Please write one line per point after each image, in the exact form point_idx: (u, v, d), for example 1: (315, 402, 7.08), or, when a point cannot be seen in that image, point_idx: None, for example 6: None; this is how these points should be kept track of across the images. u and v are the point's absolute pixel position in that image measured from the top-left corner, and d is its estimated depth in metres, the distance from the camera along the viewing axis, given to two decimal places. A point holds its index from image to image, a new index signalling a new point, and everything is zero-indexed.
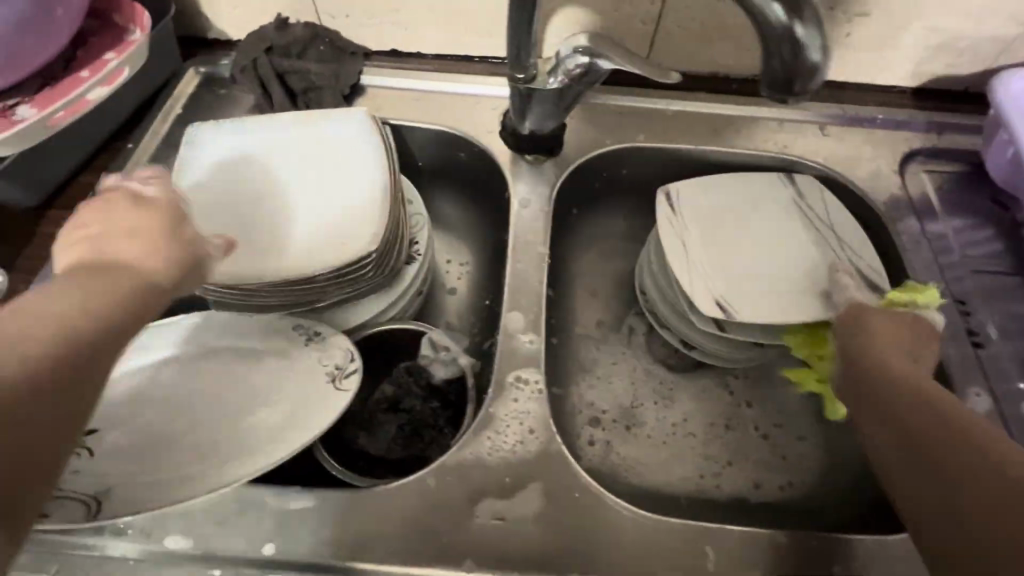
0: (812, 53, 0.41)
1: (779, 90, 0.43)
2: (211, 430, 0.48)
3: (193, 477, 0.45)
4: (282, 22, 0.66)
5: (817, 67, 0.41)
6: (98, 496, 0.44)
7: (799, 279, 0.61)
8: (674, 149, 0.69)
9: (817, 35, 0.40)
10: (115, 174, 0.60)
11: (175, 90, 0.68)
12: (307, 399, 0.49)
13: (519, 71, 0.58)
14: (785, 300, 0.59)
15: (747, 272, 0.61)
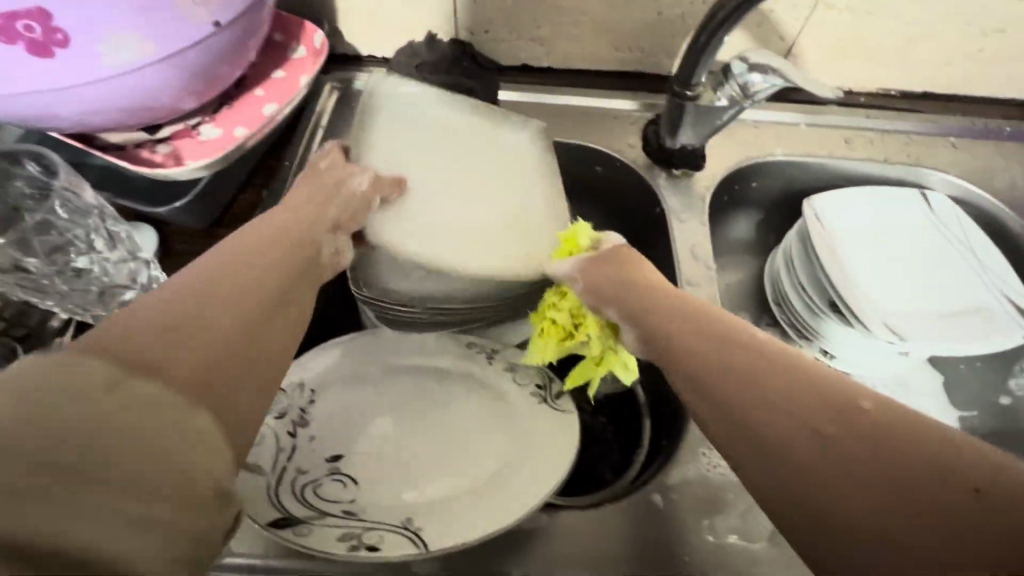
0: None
1: None
2: (447, 460, 0.47)
3: (457, 504, 0.43)
4: (432, 39, 0.66)
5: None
6: (410, 526, 0.41)
7: (953, 302, 0.63)
8: (809, 163, 0.71)
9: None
10: (278, 192, 0.59)
11: (319, 108, 0.68)
12: (541, 425, 0.47)
13: (687, 88, 0.59)
14: (941, 322, 0.62)
15: (900, 292, 0.64)
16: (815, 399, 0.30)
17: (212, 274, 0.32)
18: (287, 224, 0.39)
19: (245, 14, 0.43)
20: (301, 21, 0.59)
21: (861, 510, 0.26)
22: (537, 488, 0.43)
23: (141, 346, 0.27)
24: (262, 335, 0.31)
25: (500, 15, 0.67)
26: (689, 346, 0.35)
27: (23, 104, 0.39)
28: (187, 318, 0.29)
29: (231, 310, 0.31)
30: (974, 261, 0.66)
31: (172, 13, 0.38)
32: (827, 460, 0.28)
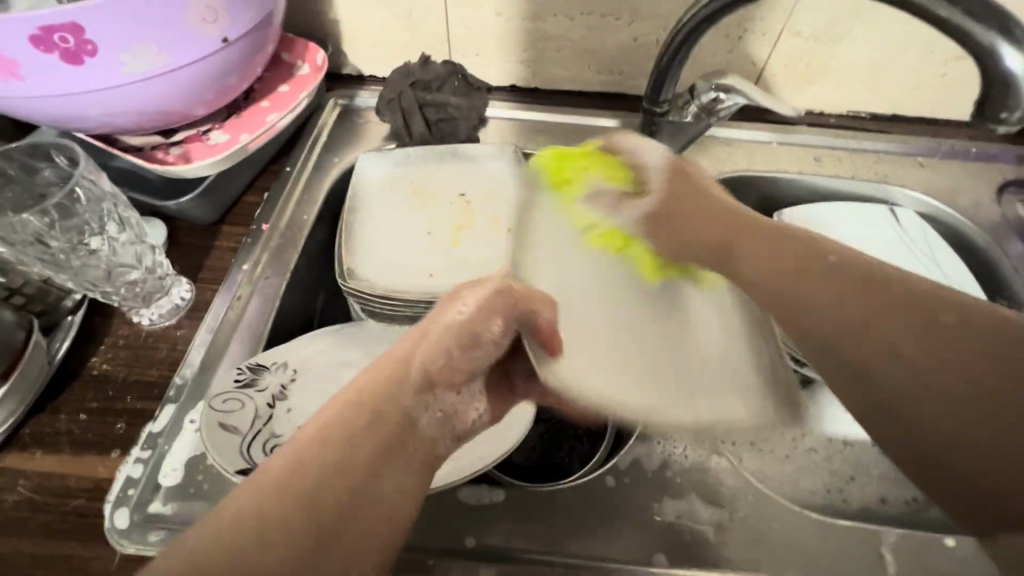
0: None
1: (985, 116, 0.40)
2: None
3: None
4: (425, 59, 0.72)
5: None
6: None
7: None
8: (780, 179, 0.74)
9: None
10: (278, 194, 0.65)
11: (321, 121, 0.74)
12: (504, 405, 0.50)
13: (657, 104, 0.64)
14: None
15: None
16: (878, 304, 0.39)
17: (332, 448, 0.35)
18: (402, 392, 0.39)
19: (251, 31, 0.49)
20: (306, 42, 0.66)
21: (949, 420, 0.35)
22: (490, 455, 0.47)
23: (248, 516, 0.31)
24: (386, 467, 0.36)
25: (490, 41, 0.73)
26: (782, 267, 0.44)
27: (54, 105, 0.45)
28: (300, 500, 0.32)
29: (342, 505, 0.33)
30: (937, 272, 0.68)
31: (187, 29, 0.45)
32: (945, 414, 0.36)
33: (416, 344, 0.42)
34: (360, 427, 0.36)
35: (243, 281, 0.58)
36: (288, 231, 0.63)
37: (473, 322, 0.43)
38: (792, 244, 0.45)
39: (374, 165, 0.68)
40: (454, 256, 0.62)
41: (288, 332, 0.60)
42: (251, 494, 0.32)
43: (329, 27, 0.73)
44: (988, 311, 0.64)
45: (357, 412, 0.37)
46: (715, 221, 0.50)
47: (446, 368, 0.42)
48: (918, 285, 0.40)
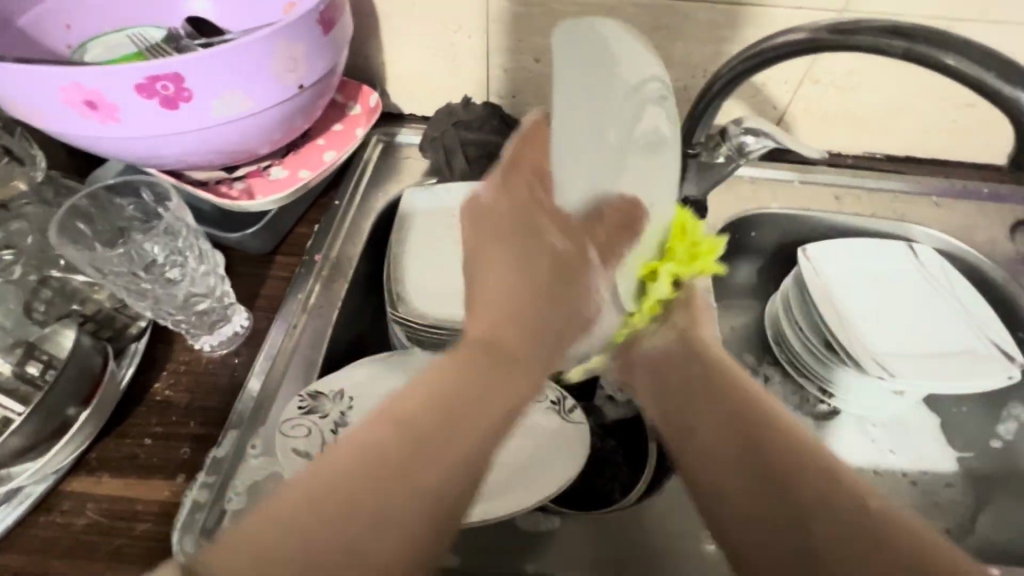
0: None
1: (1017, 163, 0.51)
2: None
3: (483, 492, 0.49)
4: (467, 101, 0.76)
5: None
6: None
7: (944, 346, 0.67)
8: (802, 215, 0.78)
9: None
10: (327, 227, 0.68)
11: (365, 157, 0.78)
12: (558, 432, 0.53)
13: (689, 146, 0.68)
14: (929, 362, 0.66)
15: (885, 337, 0.69)
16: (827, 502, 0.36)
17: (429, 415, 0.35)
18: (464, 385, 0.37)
19: (324, 77, 0.53)
20: (359, 84, 0.70)
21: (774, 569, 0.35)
22: (549, 482, 0.49)
23: (326, 505, 0.31)
24: (452, 428, 0.35)
25: (528, 84, 0.78)
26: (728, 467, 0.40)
27: (144, 145, 0.48)
28: (405, 444, 0.34)
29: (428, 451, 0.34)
30: (957, 308, 0.70)
31: (271, 76, 0.48)
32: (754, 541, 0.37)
33: (481, 283, 0.43)
34: (464, 379, 0.38)
35: (296, 311, 0.60)
36: (338, 261, 0.65)
37: (569, 249, 0.42)
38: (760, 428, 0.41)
39: (424, 194, 0.71)
40: None
41: (337, 361, 0.61)
42: (370, 434, 0.34)
43: (376, 70, 0.78)
44: (1006, 343, 0.67)
45: (477, 390, 0.38)
46: (708, 391, 0.45)
47: (543, 332, 0.42)
48: (865, 511, 0.34)
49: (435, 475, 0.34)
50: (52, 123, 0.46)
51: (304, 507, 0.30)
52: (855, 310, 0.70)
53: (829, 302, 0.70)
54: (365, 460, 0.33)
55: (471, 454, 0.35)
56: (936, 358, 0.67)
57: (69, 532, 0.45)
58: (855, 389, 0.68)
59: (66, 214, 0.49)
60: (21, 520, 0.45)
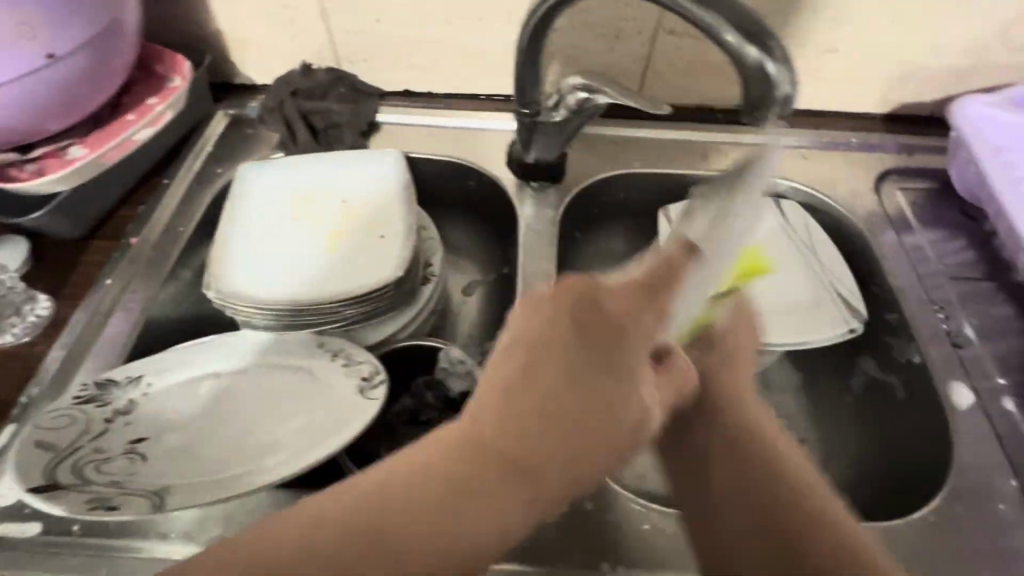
0: (783, 87, 0.44)
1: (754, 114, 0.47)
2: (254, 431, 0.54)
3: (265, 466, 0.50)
4: (307, 69, 0.73)
5: (788, 97, 0.45)
6: (160, 492, 0.48)
7: (795, 301, 0.66)
8: (668, 173, 0.75)
9: (788, 71, 0.44)
10: (153, 208, 0.65)
11: (208, 132, 0.74)
12: (347, 404, 0.53)
13: (527, 105, 0.65)
14: (787, 322, 0.64)
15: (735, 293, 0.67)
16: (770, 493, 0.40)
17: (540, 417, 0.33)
18: (489, 466, 0.33)
19: (85, 47, 0.51)
20: (176, 53, 0.66)
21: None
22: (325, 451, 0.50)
23: (396, 484, 0.33)
24: (503, 495, 0.32)
25: (374, 45, 0.73)
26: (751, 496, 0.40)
27: None
28: (449, 479, 0.32)
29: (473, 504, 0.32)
30: (810, 262, 0.69)
31: (8, 44, 0.46)
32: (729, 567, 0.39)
33: (566, 383, 0.34)
34: (483, 458, 0.33)
35: (106, 298, 0.58)
36: (161, 244, 0.63)
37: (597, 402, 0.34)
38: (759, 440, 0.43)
39: (261, 170, 0.69)
40: (341, 263, 0.64)
41: (158, 346, 0.60)
42: (453, 430, 0.34)
43: (212, 37, 0.73)
44: (853, 293, 0.65)
45: (576, 466, 0.33)
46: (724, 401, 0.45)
47: (586, 459, 0.33)
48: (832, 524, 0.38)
49: (470, 539, 0.32)
50: None
51: (379, 492, 0.32)
52: None
53: None
54: (445, 456, 0.33)
55: (547, 501, 0.33)
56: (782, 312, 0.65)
57: None
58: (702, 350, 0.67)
59: None
60: None
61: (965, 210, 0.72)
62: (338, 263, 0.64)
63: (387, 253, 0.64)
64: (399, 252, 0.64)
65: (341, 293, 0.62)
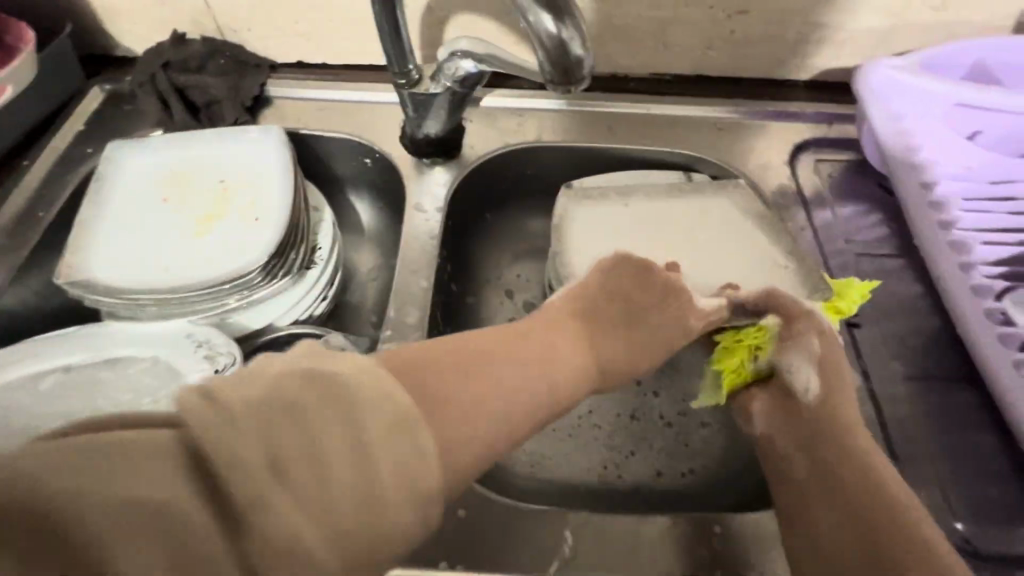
0: (575, 47, 0.46)
1: (561, 81, 0.48)
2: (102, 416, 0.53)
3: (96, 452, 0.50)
4: (180, 38, 0.67)
5: (583, 59, 0.47)
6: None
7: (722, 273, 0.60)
8: (574, 147, 0.71)
9: (578, 33, 0.46)
10: (9, 192, 0.61)
11: (79, 108, 0.69)
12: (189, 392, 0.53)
13: (404, 74, 0.60)
14: (685, 284, 0.58)
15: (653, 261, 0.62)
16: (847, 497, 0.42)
17: (473, 366, 0.39)
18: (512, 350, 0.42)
19: None
20: (24, 24, 0.61)
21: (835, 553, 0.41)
22: None
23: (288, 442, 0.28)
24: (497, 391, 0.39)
25: (253, 12, 0.68)
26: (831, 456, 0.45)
27: None
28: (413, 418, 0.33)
29: (290, 426, 0.28)
30: (737, 236, 0.64)
31: None
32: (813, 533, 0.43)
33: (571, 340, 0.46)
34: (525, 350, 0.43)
35: None
36: (15, 231, 0.59)
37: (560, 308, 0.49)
38: (827, 447, 0.46)
39: (132, 146, 0.65)
40: (210, 247, 0.60)
41: (12, 338, 0.57)
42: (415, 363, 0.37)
43: (76, 6, 0.68)
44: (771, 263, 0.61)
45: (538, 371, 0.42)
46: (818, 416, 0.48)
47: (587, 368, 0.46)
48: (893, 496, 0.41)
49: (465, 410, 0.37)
50: None
51: (278, 428, 0.27)
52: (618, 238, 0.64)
53: (593, 236, 0.64)
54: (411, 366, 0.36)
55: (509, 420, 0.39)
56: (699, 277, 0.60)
57: None
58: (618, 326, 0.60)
59: None
60: None
61: (883, 182, 0.69)
62: (216, 245, 0.60)
63: (259, 235, 0.60)
64: (272, 233, 0.60)
65: (206, 277, 0.58)
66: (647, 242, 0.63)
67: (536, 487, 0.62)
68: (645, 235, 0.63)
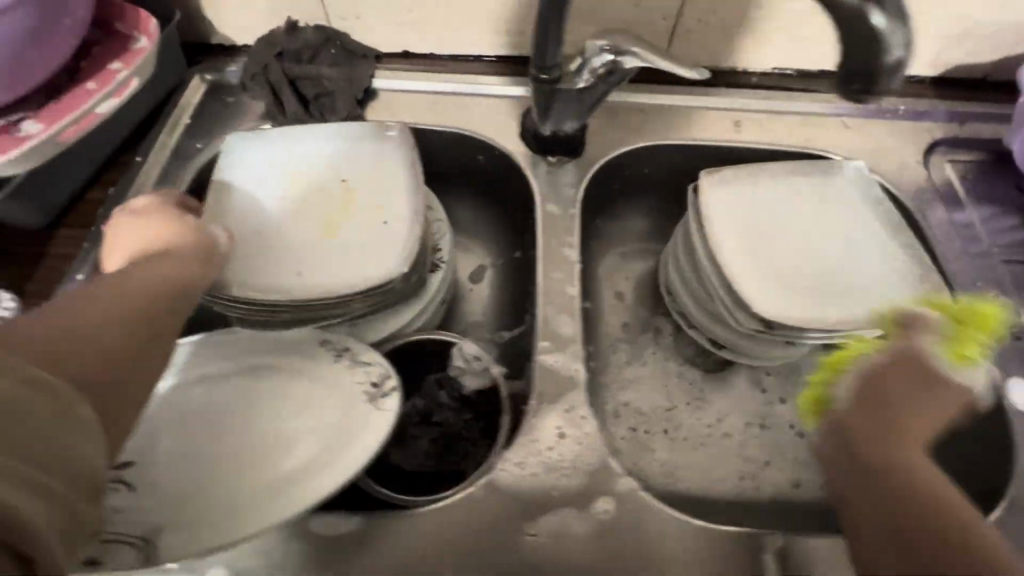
0: (895, 49, 0.40)
1: (858, 90, 0.43)
2: (275, 452, 0.47)
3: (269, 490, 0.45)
4: (293, 25, 0.64)
5: (900, 64, 0.41)
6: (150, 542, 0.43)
7: (859, 274, 0.60)
8: (697, 146, 0.68)
9: (903, 33, 0.40)
10: (125, 190, 0.58)
11: (183, 100, 0.65)
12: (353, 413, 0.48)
13: (545, 70, 0.56)
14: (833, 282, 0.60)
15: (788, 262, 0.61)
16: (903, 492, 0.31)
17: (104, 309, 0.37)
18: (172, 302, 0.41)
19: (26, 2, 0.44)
20: (139, 9, 0.57)
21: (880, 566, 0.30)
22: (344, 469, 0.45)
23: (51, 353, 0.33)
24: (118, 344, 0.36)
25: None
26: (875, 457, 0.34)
27: None
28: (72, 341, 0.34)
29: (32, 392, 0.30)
30: (869, 233, 0.63)
31: None
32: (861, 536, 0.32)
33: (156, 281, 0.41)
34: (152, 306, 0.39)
35: None
36: None
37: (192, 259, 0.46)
38: (860, 442, 0.35)
39: (249, 138, 0.61)
40: (343, 251, 0.57)
41: None
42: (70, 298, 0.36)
43: None
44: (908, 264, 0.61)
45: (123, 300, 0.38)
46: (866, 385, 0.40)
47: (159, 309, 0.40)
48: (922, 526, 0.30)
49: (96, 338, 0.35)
50: None
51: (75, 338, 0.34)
52: (753, 239, 0.62)
53: (730, 237, 0.62)
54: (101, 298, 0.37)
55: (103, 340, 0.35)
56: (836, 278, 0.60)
57: None
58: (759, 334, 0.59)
59: None
60: None
61: (1021, 184, 0.67)
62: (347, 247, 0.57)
63: (387, 245, 0.57)
64: (405, 244, 0.56)
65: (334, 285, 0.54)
66: (782, 241, 0.62)
67: (673, 497, 0.61)
68: (778, 234, 0.63)
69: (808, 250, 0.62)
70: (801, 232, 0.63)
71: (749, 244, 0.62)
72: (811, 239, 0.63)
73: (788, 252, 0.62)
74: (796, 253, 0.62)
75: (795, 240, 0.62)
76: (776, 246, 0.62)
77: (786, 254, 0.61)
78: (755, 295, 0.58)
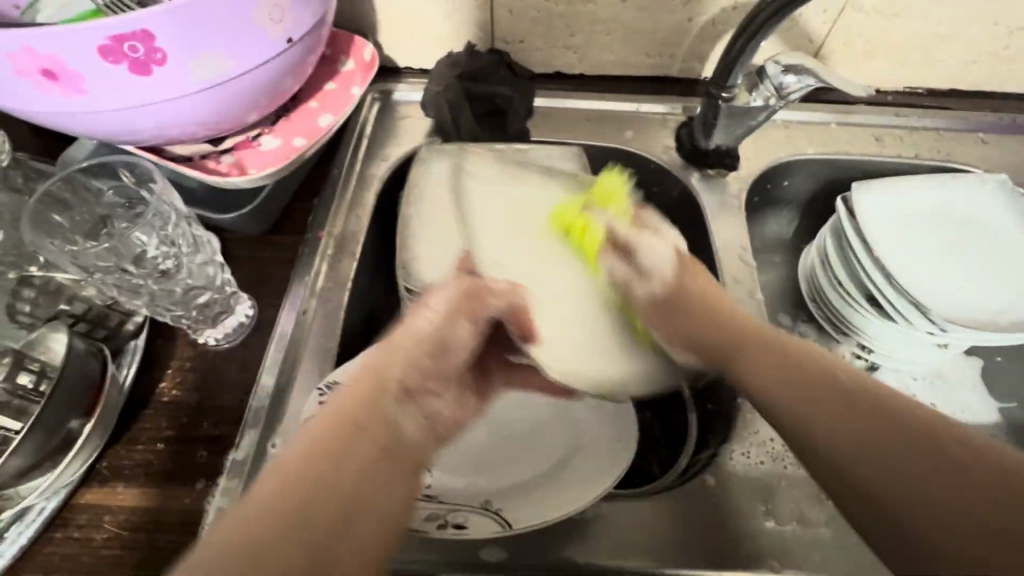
0: None
1: None
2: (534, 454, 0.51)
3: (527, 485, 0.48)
4: (471, 49, 0.69)
5: None
6: (490, 507, 0.46)
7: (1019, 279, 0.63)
8: (842, 160, 0.72)
9: None
10: (328, 199, 0.62)
11: (362, 117, 0.70)
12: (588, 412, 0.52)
13: (723, 88, 0.61)
14: (996, 285, 0.63)
15: (949, 267, 0.64)
16: (956, 500, 0.32)
17: (330, 456, 0.35)
18: (383, 402, 0.40)
19: (313, 28, 0.47)
20: (350, 36, 0.63)
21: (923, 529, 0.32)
22: (603, 467, 0.48)
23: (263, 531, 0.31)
24: (349, 513, 0.34)
25: (535, 25, 0.69)
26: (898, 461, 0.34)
27: (113, 121, 0.44)
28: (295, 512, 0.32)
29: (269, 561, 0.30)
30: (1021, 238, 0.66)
31: (256, 29, 0.43)
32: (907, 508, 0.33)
33: (376, 392, 0.40)
34: (372, 442, 0.38)
35: (306, 295, 0.55)
36: (344, 238, 0.60)
37: (406, 353, 0.43)
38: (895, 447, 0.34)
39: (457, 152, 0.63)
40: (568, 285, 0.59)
41: (351, 346, 0.58)
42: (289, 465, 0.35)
43: (364, 18, 0.68)
44: None
45: (353, 453, 0.36)
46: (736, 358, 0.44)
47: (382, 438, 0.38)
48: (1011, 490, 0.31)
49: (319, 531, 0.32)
50: (7, 98, 0.42)
51: (289, 499, 0.33)
52: (912, 244, 0.66)
53: (891, 243, 0.65)
54: (315, 439, 0.36)
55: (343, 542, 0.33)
56: (997, 281, 0.64)
57: (88, 548, 0.43)
58: (926, 333, 0.62)
59: (39, 203, 0.49)
60: (36, 539, 0.44)
61: None
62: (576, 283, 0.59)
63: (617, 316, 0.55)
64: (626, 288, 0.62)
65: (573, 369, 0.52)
66: (940, 245, 0.66)
67: None
68: (934, 238, 0.66)
69: (966, 254, 0.65)
70: (956, 239, 0.66)
71: (910, 249, 0.65)
72: (968, 242, 0.66)
73: (948, 256, 0.65)
74: (956, 258, 0.65)
75: (952, 244, 0.66)
76: (934, 252, 0.65)
77: (946, 258, 0.65)
78: (923, 296, 0.62)
